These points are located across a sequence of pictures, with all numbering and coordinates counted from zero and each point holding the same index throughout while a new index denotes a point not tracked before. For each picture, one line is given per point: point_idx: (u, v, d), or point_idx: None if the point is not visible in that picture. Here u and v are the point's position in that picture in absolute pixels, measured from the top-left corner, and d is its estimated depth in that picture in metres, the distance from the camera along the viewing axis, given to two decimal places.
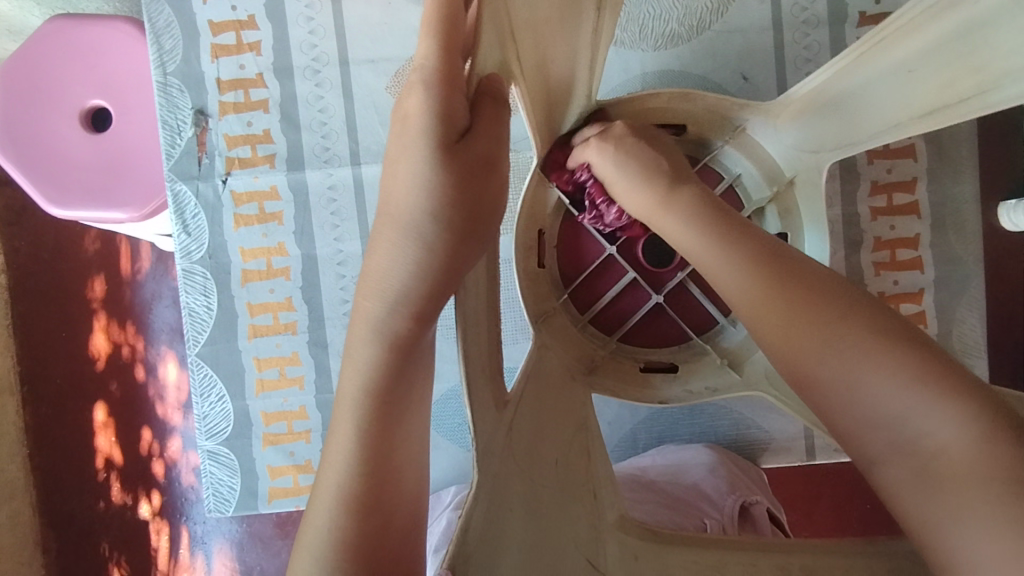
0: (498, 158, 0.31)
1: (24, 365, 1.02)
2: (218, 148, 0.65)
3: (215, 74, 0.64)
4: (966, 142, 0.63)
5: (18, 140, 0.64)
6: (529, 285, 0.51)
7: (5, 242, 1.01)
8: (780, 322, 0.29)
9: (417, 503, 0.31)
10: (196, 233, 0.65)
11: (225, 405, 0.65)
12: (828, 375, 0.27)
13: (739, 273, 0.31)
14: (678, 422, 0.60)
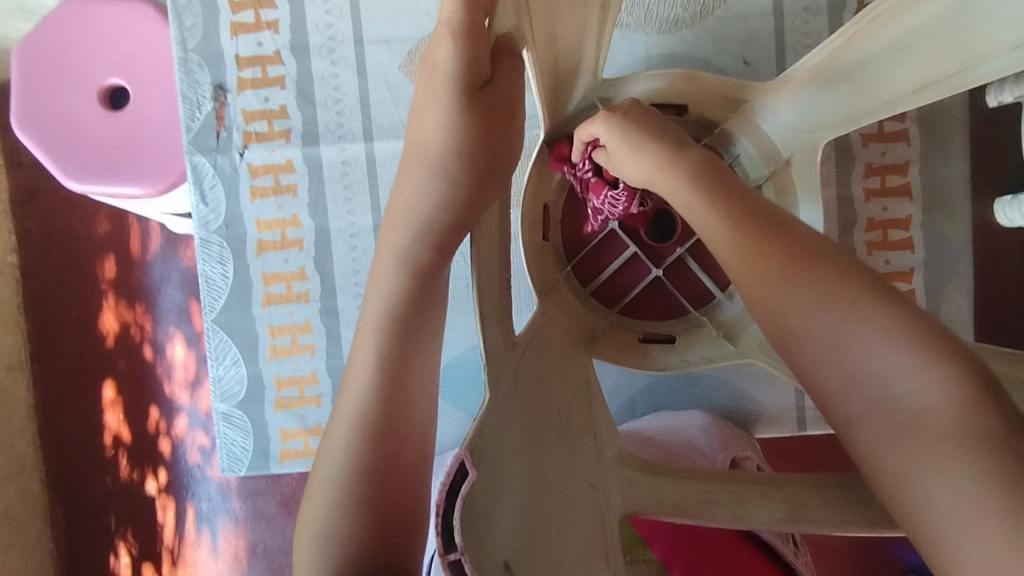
0: (516, 104, 0.35)
1: (35, 342, 1.05)
2: (236, 123, 0.66)
3: (234, 51, 0.66)
4: (957, 128, 0.65)
5: (41, 119, 0.66)
6: (534, 257, 0.53)
7: (18, 224, 1.04)
8: (784, 288, 0.31)
9: (425, 439, 0.34)
10: (213, 204, 0.66)
11: (240, 368, 0.67)
12: (825, 340, 0.29)
13: (744, 243, 0.33)
14: (675, 391, 0.62)
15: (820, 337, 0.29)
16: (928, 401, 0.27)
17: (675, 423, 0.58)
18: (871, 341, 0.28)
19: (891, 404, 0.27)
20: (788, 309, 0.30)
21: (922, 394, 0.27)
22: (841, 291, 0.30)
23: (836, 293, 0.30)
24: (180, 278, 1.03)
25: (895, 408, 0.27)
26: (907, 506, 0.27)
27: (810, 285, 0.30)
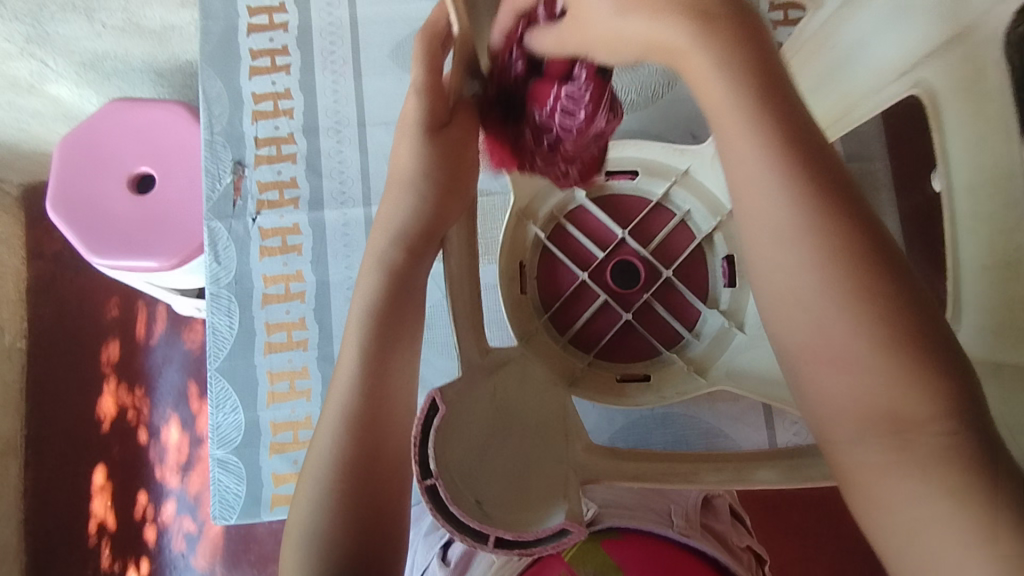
0: (471, 142, 0.41)
1: (31, 428, 1.04)
2: (251, 192, 0.74)
3: (254, 134, 0.75)
4: (885, 187, 0.73)
5: (73, 202, 0.73)
6: (514, 309, 0.59)
7: (30, 310, 1.06)
8: (845, 319, 0.27)
9: (401, 419, 0.40)
10: (225, 262, 0.73)
11: (238, 415, 0.70)
12: (875, 379, 0.26)
13: (819, 258, 0.27)
14: (651, 430, 0.66)
15: (864, 370, 0.26)
16: (934, 447, 0.26)
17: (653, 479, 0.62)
18: (912, 387, 0.26)
19: (904, 436, 0.26)
20: (847, 338, 0.27)
21: (928, 432, 0.26)
22: (906, 333, 0.26)
23: (901, 338, 0.26)
24: (181, 361, 1.05)
25: (907, 445, 0.26)
26: (869, 511, 0.28)
27: (876, 321, 0.26)
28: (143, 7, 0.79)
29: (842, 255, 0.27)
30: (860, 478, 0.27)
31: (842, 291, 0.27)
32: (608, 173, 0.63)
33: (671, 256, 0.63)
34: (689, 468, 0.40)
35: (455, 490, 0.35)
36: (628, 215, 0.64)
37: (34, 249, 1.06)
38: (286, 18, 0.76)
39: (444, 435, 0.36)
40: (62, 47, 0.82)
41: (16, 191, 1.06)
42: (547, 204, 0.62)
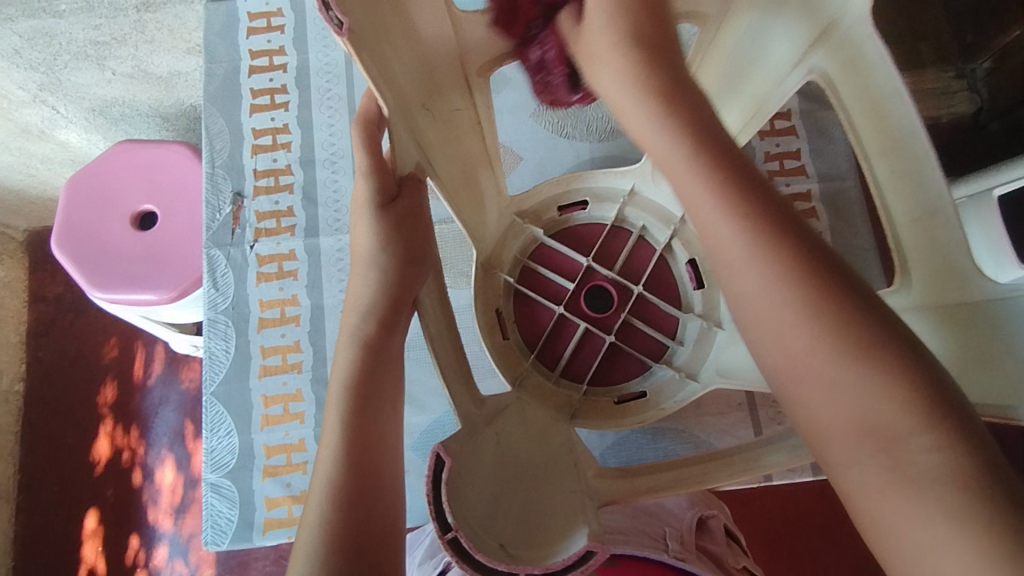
0: (421, 208, 0.44)
1: (25, 472, 1.03)
2: (249, 221, 0.77)
3: (253, 166, 0.78)
4: (858, 205, 0.75)
5: (77, 239, 0.75)
6: (500, 357, 0.59)
7: (30, 352, 1.06)
8: (806, 328, 0.29)
9: (388, 423, 0.40)
10: (223, 289, 0.75)
11: (232, 439, 0.71)
12: (840, 389, 0.28)
13: (773, 273, 0.30)
14: (643, 446, 0.69)
15: (833, 386, 0.28)
16: (929, 461, 0.26)
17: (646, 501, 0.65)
18: (884, 397, 0.27)
19: (895, 454, 0.27)
20: (807, 348, 0.29)
21: (917, 447, 0.26)
22: (864, 338, 0.28)
23: (862, 347, 0.28)
24: (178, 402, 1.05)
25: (897, 459, 0.27)
26: (871, 527, 0.28)
27: (833, 333, 0.29)
28: (152, 55, 0.82)
29: (792, 269, 0.30)
30: (867, 499, 0.27)
31: (802, 309, 0.29)
32: (561, 208, 0.66)
33: (637, 271, 0.65)
34: (693, 471, 0.42)
35: (476, 539, 0.34)
36: (587, 243, 0.66)
37: (35, 291, 1.08)
38: (285, 60, 0.80)
39: (454, 485, 0.35)
40: (72, 94, 0.86)
41: (22, 235, 1.08)
42: (511, 247, 0.63)
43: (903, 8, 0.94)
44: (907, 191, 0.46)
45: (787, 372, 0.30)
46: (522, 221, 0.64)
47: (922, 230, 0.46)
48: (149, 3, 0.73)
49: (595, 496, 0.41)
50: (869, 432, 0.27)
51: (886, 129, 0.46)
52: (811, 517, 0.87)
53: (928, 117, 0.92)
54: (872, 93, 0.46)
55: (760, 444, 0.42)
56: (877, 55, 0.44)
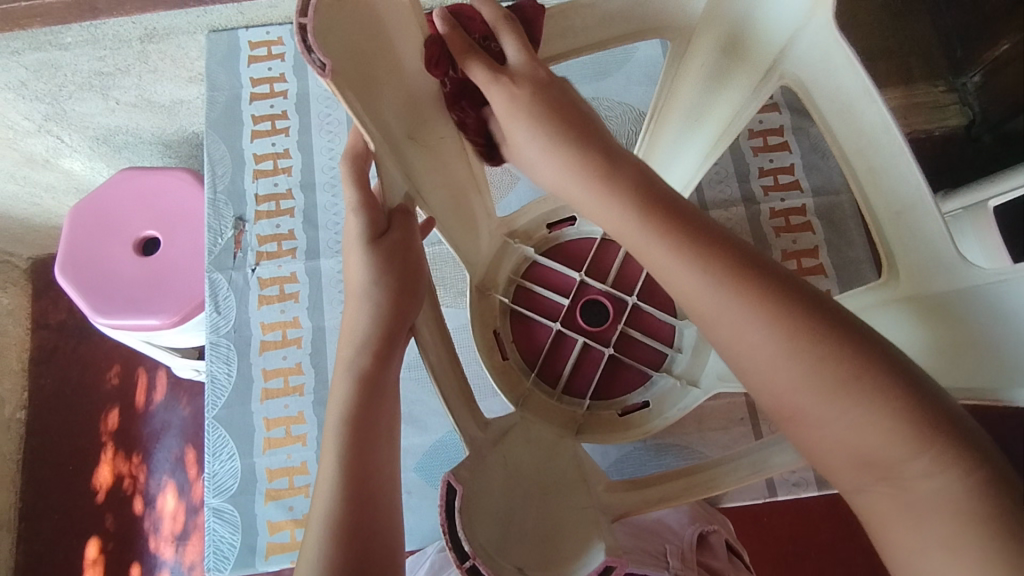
0: (413, 240, 0.44)
1: (26, 501, 1.02)
2: (251, 245, 0.77)
3: (254, 191, 0.79)
4: (853, 218, 0.76)
5: (80, 265, 0.76)
6: (501, 377, 0.60)
7: (32, 380, 1.06)
8: (793, 373, 0.31)
9: (383, 445, 0.41)
10: (225, 312, 0.75)
11: (235, 462, 0.71)
12: (831, 423, 0.31)
13: (749, 324, 0.32)
14: (646, 462, 0.68)
15: (825, 422, 0.31)
16: (929, 486, 0.29)
17: (648, 519, 0.66)
18: (877, 426, 0.30)
19: (893, 478, 0.30)
20: (799, 394, 0.31)
21: (915, 470, 0.30)
22: (848, 373, 0.31)
23: (843, 381, 0.31)
24: (180, 427, 1.04)
25: (895, 485, 0.30)
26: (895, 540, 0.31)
27: (823, 370, 0.31)
28: (155, 84, 0.84)
29: (765, 320, 0.32)
30: (876, 518, 0.31)
31: (784, 353, 0.32)
32: (550, 225, 0.66)
33: (628, 283, 0.66)
34: (701, 479, 0.42)
35: (493, 562, 0.34)
36: (578, 259, 0.66)
37: (39, 318, 1.08)
38: (286, 87, 0.82)
39: (468, 511, 0.35)
40: (77, 123, 0.87)
41: (25, 263, 1.09)
42: (503, 267, 0.64)
43: (892, 25, 0.95)
44: (885, 187, 0.47)
45: (786, 411, 0.32)
46: (514, 242, 0.64)
47: (909, 233, 0.47)
48: (152, 34, 0.74)
49: (607, 510, 0.43)
50: (867, 461, 0.31)
51: (859, 131, 0.47)
52: (818, 534, 0.86)
53: (919, 131, 0.94)
54: (842, 94, 0.46)
55: (759, 447, 0.43)
56: (844, 58, 0.45)
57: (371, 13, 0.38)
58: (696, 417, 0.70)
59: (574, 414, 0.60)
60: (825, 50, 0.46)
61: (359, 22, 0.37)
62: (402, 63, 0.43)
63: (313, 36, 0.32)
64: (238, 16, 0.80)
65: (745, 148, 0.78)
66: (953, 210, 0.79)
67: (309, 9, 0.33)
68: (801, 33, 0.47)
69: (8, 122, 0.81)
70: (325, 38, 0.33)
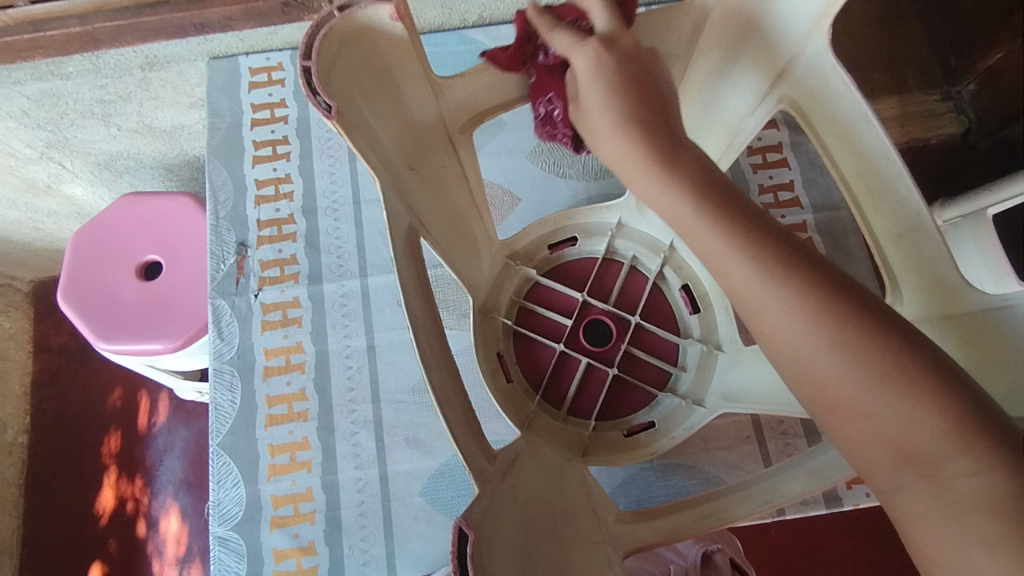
0: None
1: (28, 526, 1.01)
2: (254, 270, 0.77)
3: (256, 216, 0.79)
4: (853, 232, 0.76)
5: (83, 291, 0.76)
6: (506, 401, 0.59)
7: (33, 404, 1.06)
8: (837, 360, 0.32)
9: None
10: (228, 338, 0.75)
11: (240, 490, 0.70)
12: (871, 414, 0.31)
13: (792, 312, 0.33)
14: (652, 484, 0.68)
15: (866, 413, 0.31)
16: (969, 487, 0.28)
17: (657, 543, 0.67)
18: (918, 419, 0.30)
19: (935, 476, 0.29)
20: (838, 386, 0.32)
21: (957, 468, 0.29)
22: (890, 364, 0.31)
23: (888, 370, 0.31)
24: (183, 449, 1.04)
25: (938, 484, 0.29)
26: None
27: (865, 358, 0.31)
28: (156, 110, 0.84)
29: (806, 309, 0.32)
30: (914, 519, 0.30)
31: (827, 342, 0.32)
32: (551, 246, 0.66)
33: (631, 302, 0.66)
34: (719, 503, 0.44)
35: None
36: (580, 280, 0.66)
37: (40, 343, 1.08)
38: (287, 112, 0.83)
39: (480, 555, 0.34)
40: (78, 150, 0.87)
41: (27, 286, 1.09)
42: (505, 291, 0.63)
43: (885, 38, 0.96)
44: (885, 210, 0.47)
45: (826, 406, 0.32)
46: (515, 264, 0.64)
47: (910, 250, 0.47)
48: (153, 62, 0.75)
49: (620, 546, 0.44)
50: (906, 456, 0.30)
51: (859, 154, 0.47)
52: (826, 548, 0.86)
53: (916, 140, 0.94)
54: (840, 120, 0.47)
55: (800, 462, 0.43)
56: (841, 84, 0.46)
57: (375, 54, 0.40)
58: (703, 435, 0.69)
59: (579, 435, 0.60)
60: (818, 79, 0.47)
61: (361, 63, 0.40)
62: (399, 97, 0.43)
63: (316, 79, 0.34)
64: (239, 43, 0.80)
65: (745, 164, 0.79)
66: (953, 218, 0.79)
67: (313, 52, 0.35)
68: (800, 55, 0.47)
69: (10, 150, 0.81)
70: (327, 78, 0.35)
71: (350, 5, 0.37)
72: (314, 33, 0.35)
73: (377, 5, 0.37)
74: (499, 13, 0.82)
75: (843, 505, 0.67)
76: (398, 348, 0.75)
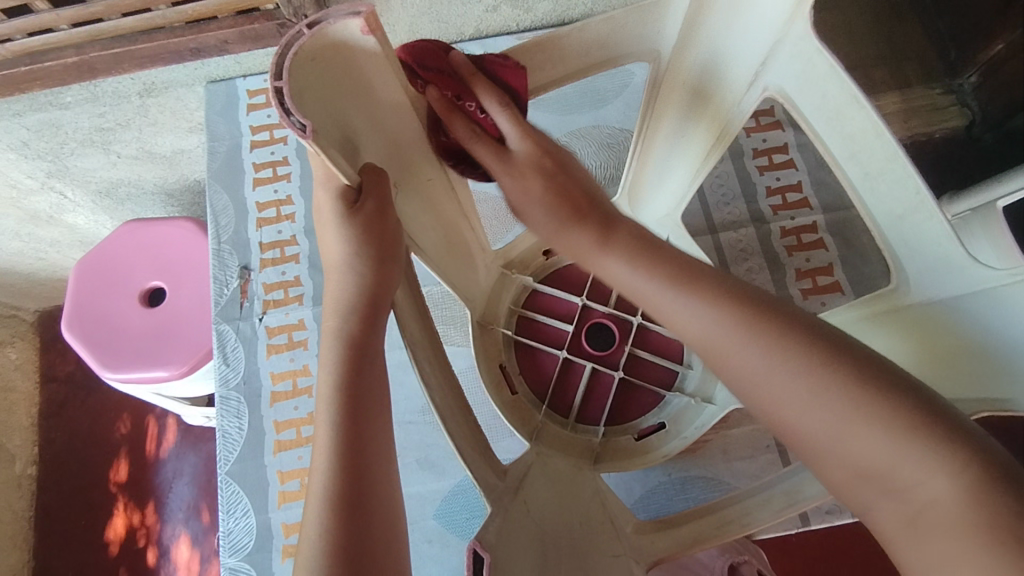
0: (392, 266, 0.42)
1: (38, 559, 1.00)
2: (257, 293, 0.77)
3: (259, 239, 0.79)
4: (865, 232, 0.75)
5: (86, 320, 0.75)
6: (512, 413, 0.59)
7: (41, 434, 1.05)
8: (784, 384, 0.35)
9: (393, 516, 0.39)
10: (234, 363, 0.74)
11: (249, 519, 0.69)
12: (825, 438, 0.34)
13: (732, 338, 0.37)
14: (672, 497, 0.67)
15: (833, 436, 0.34)
16: (928, 491, 0.31)
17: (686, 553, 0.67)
18: (864, 431, 0.33)
19: (896, 489, 0.33)
20: (787, 403, 0.35)
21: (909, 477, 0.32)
22: (836, 379, 0.34)
23: (835, 384, 0.34)
24: (192, 475, 1.03)
25: (900, 492, 0.32)
26: None
27: (807, 379, 0.35)
28: (156, 135, 0.84)
29: (745, 334, 0.37)
30: (889, 534, 0.34)
31: (762, 361, 0.36)
32: (547, 251, 0.65)
33: (631, 303, 0.64)
34: (741, 510, 0.43)
35: None
36: (578, 283, 0.65)
37: (48, 373, 1.07)
38: (285, 133, 0.82)
39: None
40: (80, 178, 0.87)
41: (32, 316, 1.09)
42: (501, 301, 0.63)
43: (883, 33, 0.95)
44: (885, 190, 0.45)
45: (781, 426, 0.36)
46: (511, 273, 0.63)
47: (905, 226, 0.46)
48: (151, 88, 0.75)
49: (640, 558, 0.44)
50: (864, 470, 0.33)
51: (849, 135, 0.45)
52: (848, 559, 0.84)
53: (919, 135, 0.93)
54: (828, 102, 0.45)
55: (792, 474, 0.43)
56: (829, 66, 0.42)
57: (348, 68, 0.37)
58: (721, 446, 0.68)
59: (589, 443, 0.59)
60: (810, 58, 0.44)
61: (336, 80, 0.36)
62: (379, 116, 0.41)
63: (290, 99, 0.32)
64: (235, 66, 0.79)
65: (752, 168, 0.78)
66: (961, 211, 0.78)
67: (284, 73, 0.32)
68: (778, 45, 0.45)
69: (11, 181, 0.81)
70: (302, 102, 0.33)
71: (318, 20, 0.33)
72: (284, 52, 0.32)
73: (347, 18, 0.34)
74: (494, 25, 0.81)
75: None
76: (402, 367, 0.73)
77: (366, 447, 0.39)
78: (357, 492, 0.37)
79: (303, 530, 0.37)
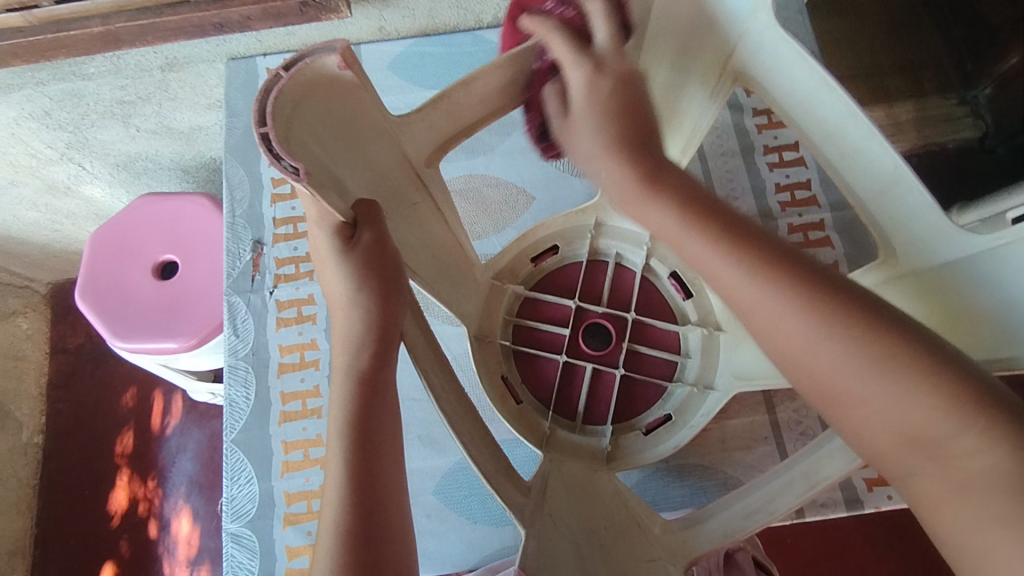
0: (400, 287, 0.42)
1: (41, 526, 1.01)
2: (269, 267, 0.78)
3: (272, 214, 0.80)
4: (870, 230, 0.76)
5: (99, 291, 0.76)
6: (519, 425, 0.58)
7: (49, 404, 1.06)
8: (833, 354, 0.34)
9: (394, 481, 0.40)
10: (243, 334, 0.75)
11: (252, 486, 0.70)
12: (879, 403, 0.33)
13: (777, 300, 0.35)
14: (669, 483, 0.67)
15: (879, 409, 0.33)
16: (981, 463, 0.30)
17: None
18: (914, 401, 0.32)
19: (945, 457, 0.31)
20: (830, 373, 0.34)
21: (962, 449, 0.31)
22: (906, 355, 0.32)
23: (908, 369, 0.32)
24: (196, 450, 1.04)
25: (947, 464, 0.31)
26: None
27: (866, 347, 0.33)
28: (174, 111, 0.85)
29: (788, 294, 0.35)
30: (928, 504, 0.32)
31: (812, 330, 0.34)
32: (533, 259, 0.66)
33: (623, 301, 0.65)
34: (768, 495, 0.44)
35: None
36: (568, 286, 0.66)
37: (60, 344, 1.09)
38: None
39: None
40: (98, 151, 0.89)
41: (44, 288, 1.11)
42: (498, 311, 0.63)
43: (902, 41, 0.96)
44: (863, 169, 0.48)
45: (839, 396, 0.34)
46: (500, 283, 0.63)
47: (889, 205, 0.48)
48: (173, 62, 0.77)
49: (677, 559, 0.45)
50: (914, 440, 0.32)
51: (825, 118, 0.47)
52: (844, 559, 0.84)
53: None
54: (801, 87, 0.47)
55: (812, 451, 0.44)
56: (796, 54, 0.45)
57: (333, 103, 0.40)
58: (719, 435, 0.69)
59: (598, 445, 0.59)
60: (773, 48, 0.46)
61: (321, 116, 0.39)
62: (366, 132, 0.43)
63: (277, 145, 0.33)
64: (256, 44, 0.80)
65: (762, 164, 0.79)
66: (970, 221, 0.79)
67: (268, 118, 0.34)
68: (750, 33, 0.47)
69: (32, 150, 0.83)
70: (288, 141, 0.35)
71: (298, 60, 0.36)
72: (265, 96, 0.34)
73: (325, 55, 0.37)
74: None
75: (863, 506, 0.66)
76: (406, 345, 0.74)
77: (374, 416, 0.40)
78: (365, 445, 0.39)
79: (326, 504, 0.38)
